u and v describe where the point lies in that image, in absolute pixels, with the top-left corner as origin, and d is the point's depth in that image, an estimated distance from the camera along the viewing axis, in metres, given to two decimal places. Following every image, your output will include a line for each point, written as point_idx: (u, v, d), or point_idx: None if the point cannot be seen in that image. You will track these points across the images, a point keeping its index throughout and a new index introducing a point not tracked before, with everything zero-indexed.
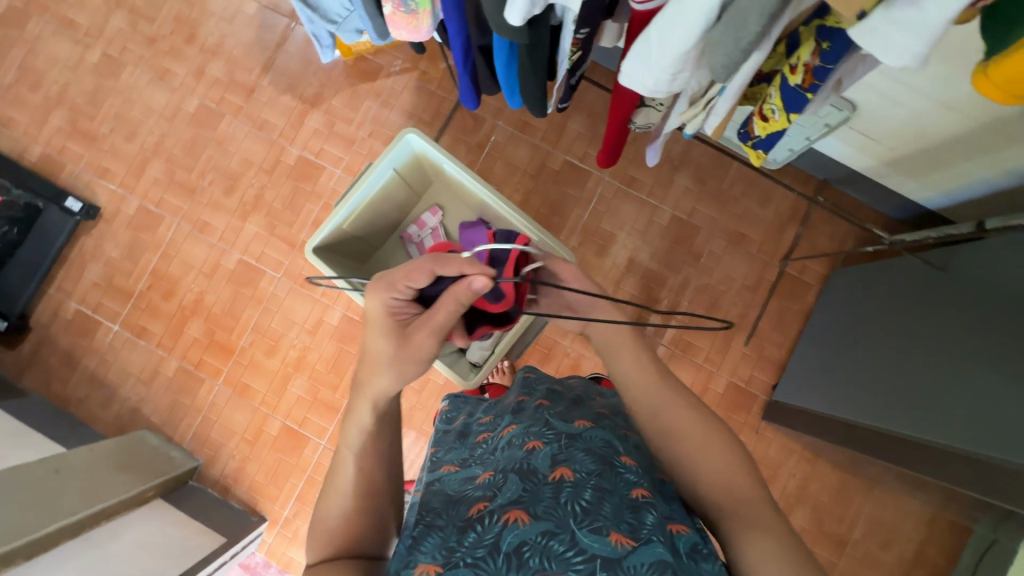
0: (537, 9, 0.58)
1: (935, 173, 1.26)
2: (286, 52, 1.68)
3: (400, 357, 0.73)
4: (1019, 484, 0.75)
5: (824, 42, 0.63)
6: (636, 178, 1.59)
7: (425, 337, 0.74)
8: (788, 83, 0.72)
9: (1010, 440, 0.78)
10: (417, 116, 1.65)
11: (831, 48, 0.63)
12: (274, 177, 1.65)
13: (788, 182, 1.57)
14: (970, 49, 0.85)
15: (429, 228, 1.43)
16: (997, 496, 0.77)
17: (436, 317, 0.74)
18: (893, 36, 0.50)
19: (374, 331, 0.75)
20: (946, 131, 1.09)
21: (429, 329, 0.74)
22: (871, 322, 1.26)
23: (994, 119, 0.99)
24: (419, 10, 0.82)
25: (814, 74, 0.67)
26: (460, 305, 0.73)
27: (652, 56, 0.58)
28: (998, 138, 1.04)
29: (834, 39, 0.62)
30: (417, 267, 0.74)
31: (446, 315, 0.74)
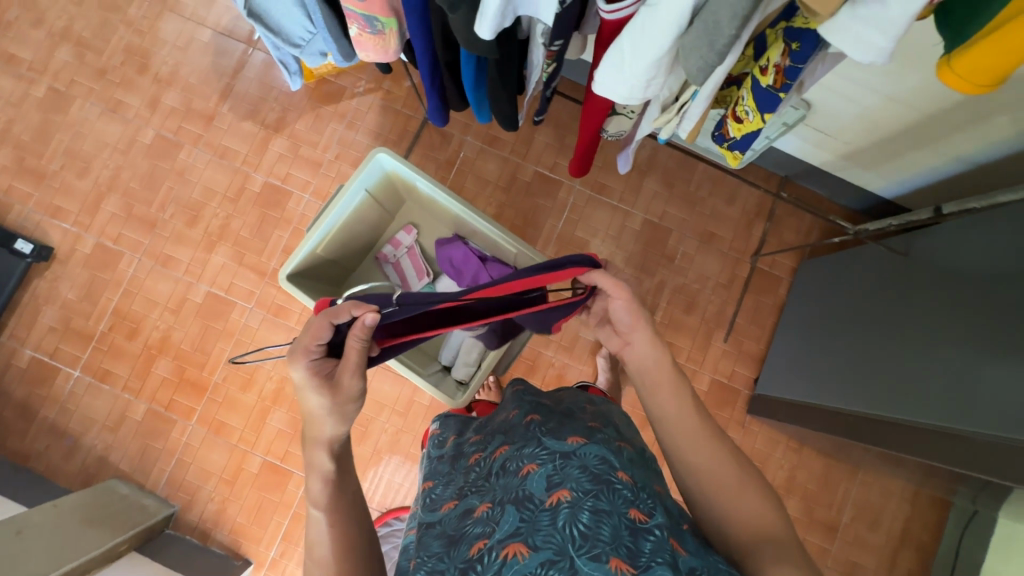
0: (507, 22, 0.57)
1: (893, 163, 1.31)
2: (244, 78, 1.65)
3: (338, 407, 0.71)
4: (996, 458, 0.78)
5: (794, 43, 0.65)
6: (606, 185, 1.62)
7: (351, 379, 0.72)
8: (760, 85, 0.74)
9: (982, 414, 0.82)
10: (384, 136, 1.63)
11: (800, 48, 0.65)
12: (240, 205, 1.61)
13: (752, 179, 1.61)
14: (922, 44, 0.90)
15: (404, 247, 1.41)
16: (975, 469, 0.80)
17: (349, 359, 0.71)
18: (860, 33, 0.52)
19: (304, 395, 0.73)
20: (897, 123, 1.14)
21: (349, 372, 0.72)
22: (843, 311, 1.30)
23: (941, 109, 1.04)
24: (386, 30, 0.81)
25: (786, 75, 0.69)
26: (363, 342, 0.71)
27: (625, 65, 0.59)
28: (946, 127, 1.10)
29: (802, 39, 0.64)
30: (313, 325, 0.72)
31: (357, 353, 0.71)
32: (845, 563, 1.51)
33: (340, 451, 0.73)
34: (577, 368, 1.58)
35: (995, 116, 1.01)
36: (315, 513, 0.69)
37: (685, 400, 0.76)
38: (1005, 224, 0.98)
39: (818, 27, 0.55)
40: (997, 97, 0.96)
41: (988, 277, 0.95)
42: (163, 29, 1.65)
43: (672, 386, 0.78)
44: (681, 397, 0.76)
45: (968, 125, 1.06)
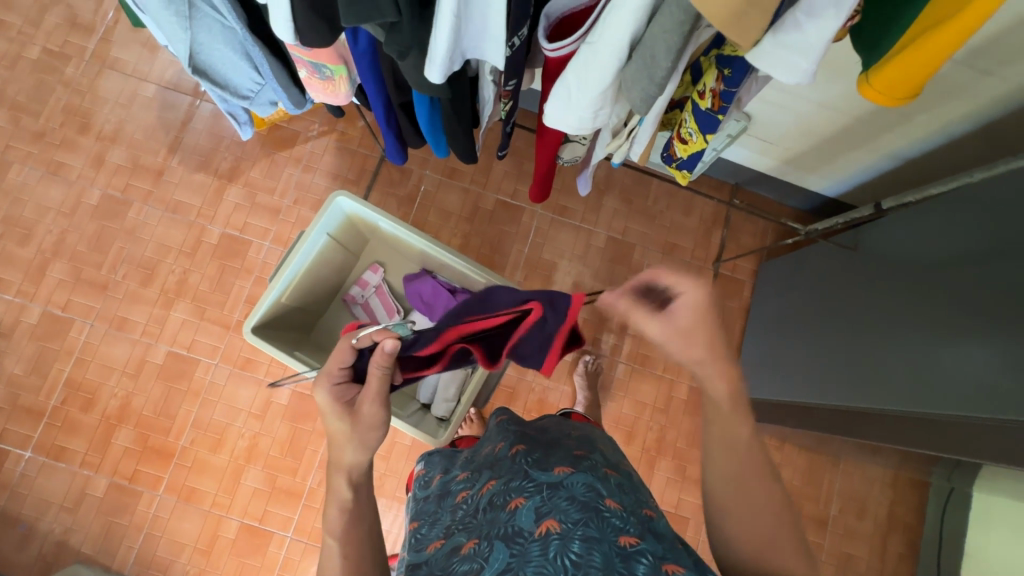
0: (456, 65, 0.56)
1: (832, 163, 1.38)
2: (193, 130, 1.62)
3: (359, 432, 0.70)
4: (966, 435, 0.81)
5: (726, 69, 0.68)
6: (568, 207, 1.65)
7: (371, 407, 0.71)
8: (700, 108, 0.77)
9: (943, 392, 0.86)
10: (342, 176, 1.62)
11: (732, 74, 0.68)
12: (197, 259, 1.56)
13: (705, 190, 1.68)
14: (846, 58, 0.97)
15: (372, 286, 1.40)
16: (952, 451, 0.83)
17: (370, 386, 0.71)
18: (789, 52, 0.54)
19: (326, 419, 0.73)
20: (831, 127, 1.22)
21: (370, 399, 0.71)
22: (804, 308, 1.35)
23: (869, 113, 1.12)
24: (335, 76, 0.81)
25: (722, 98, 0.73)
26: (384, 368, 0.71)
27: (573, 99, 0.61)
28: (875, 128, 1.18)
29: (733, 66, 0.67)
30: (336, 349, 0.74)
31: (377, 380, 0.71)
32: (838, 555, 1.53)
33: (346, 485, 0.70)
34: (558, 390, 1.58)
35: (920, 113, 1.10)
36: (330, 545, 0.66)
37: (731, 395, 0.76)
38: (941, 211, 1.05)
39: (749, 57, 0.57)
40: (920, 96, 1.04)
41: (935, 263, 1.00)
42: (104, 87, 1.62)
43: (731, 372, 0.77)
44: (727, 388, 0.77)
45: (893, 125, 1.15)
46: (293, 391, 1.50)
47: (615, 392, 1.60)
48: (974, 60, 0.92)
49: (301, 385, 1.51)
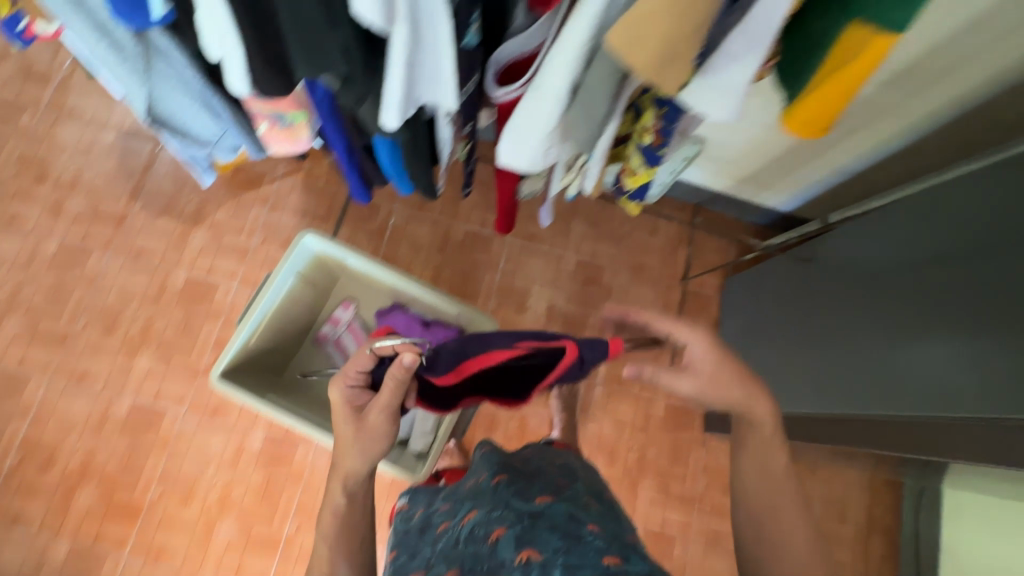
0: (411, 109, 0.56)
1: (785, 180, 1.46)
2: (155, 175, 1.60)
3: (365, 440, 0.76)
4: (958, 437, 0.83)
5: (663, 108, 0.74)
6: (536, 233, 1.68)
7: (378, 416, 0.76)
8: (643, 144, 0.82)
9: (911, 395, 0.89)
10: (310, 214, 1.62)
11: (669, 111, 0.74)
12: (162, 305, 1.53)
13: (667, 211, 1.73)
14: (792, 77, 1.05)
15: (344, 323, 1.39)
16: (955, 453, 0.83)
17: (381, 396, 0.76)
18: (713, 89, 0.56)
19: (337, 416, 0.78)
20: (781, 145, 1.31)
21: (379, 408, 0.76)
22: (769, 320, 1.40)
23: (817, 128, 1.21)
24: (296, 123, 0.83)
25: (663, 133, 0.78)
26: (398, 381, 0.75)
27: (524, 143, 0.57)
28: (821, 144, 1.27)
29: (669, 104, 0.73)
30: (359, 352, 0.80)
31: (387, 392, 0.75)
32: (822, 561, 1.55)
33: None
34: (537, 416, 1.58)
35: (859, 130, 1.19)
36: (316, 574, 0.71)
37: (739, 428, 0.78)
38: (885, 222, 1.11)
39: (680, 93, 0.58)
40: (857, 112, 1.14)
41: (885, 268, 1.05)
42: (61, 136, 1.60)
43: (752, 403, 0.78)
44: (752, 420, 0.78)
45: (836, 141, 1.24)
46: (267, 435, 1.46)
47: (594, 413, 1.61)
48: (903, 79, 1.03)
49: (275, 428, 1.47)
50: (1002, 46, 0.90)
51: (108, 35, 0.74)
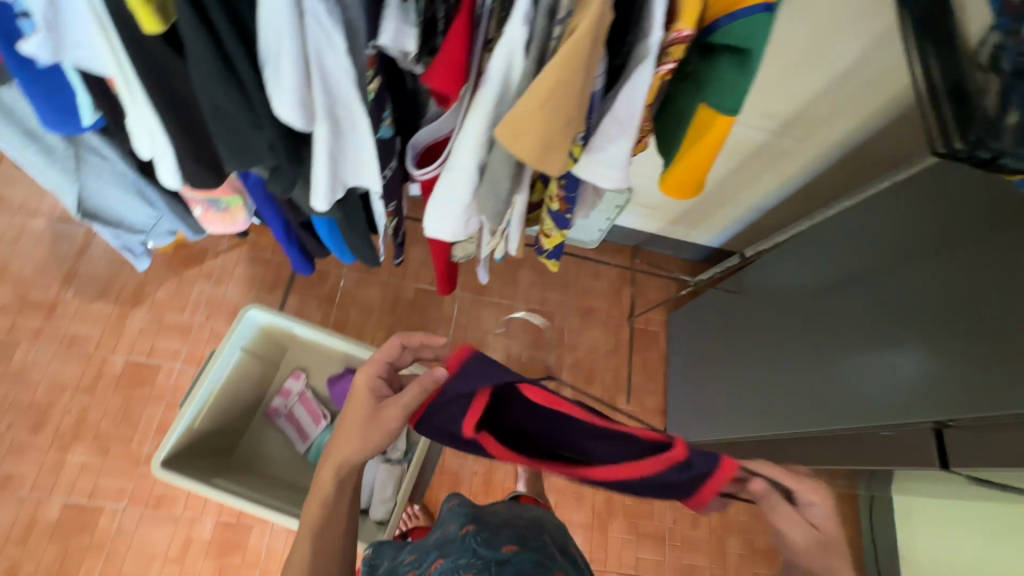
0: (340, 192, 0.60)
1: (712, 218, 1.59)
2: (90, 259, 1.56)
3: (364, 425, 0.66)
4: (897, 449, 0.89)
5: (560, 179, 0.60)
6: (486, 286, 1.73)
7: (392, 415, 0.66)
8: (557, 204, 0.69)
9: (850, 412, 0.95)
10: (256, 286, 1.61)
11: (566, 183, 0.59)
12: (98, 393, 1.46)
13: (608, 255, 1.83)
14: None
15: (295, 394, 1.36)
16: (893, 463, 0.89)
17: (404, 395, 0.66)
18: (588, 163, 0.50)
19: (354, 395, 0.68)
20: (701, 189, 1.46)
21: (398, 408, 0.66)
22: (711, 350, 1.47)
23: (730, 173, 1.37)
24: (232, 207, 0.86)
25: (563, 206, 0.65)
26: (421, 390, 0.66)
27: (440, 215, 0.58)
28: (735, 185, 1.41)
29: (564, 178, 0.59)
30: (387, 342, 0.72)
31: (410, 393, 0.66)
32: None
33: None
34: (502, 469, 1.58)
35: (765, 173, 1.34)
36: None
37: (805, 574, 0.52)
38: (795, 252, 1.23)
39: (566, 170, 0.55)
40: (759, 160, 1.30)
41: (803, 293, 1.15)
42: None
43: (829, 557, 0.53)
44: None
45: (747, 183, 1.39)
46: (218, 521, 1.38)
47: None
48: (790, 130, 1.19)
49: (226, 513, 1.40)
50: (862, 99, 1.06)
51: (37, 139, 0.79)
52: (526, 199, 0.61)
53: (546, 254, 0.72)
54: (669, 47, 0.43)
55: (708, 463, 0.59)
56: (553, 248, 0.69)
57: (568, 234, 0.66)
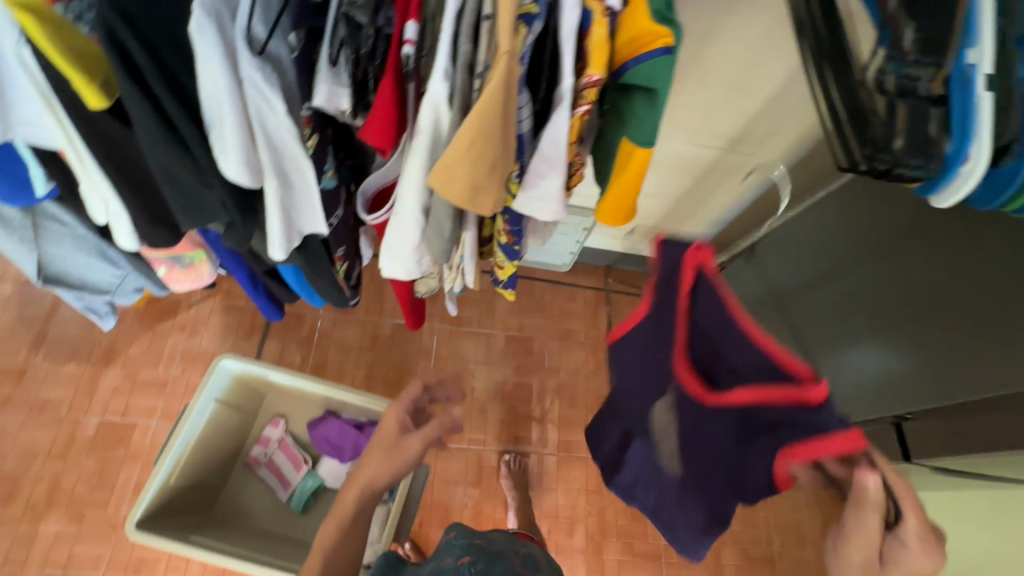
0: (297, 241, 0.62)
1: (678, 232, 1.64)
2: (59, 321, 1.55)
3: (387, 452, 0.74)
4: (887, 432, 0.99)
5: (503, 215, 0.62)
6: (463, 316, 1.74)
7: (415, 441, 0.75)
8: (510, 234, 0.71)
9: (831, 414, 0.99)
10: (232, 334, 1.61)
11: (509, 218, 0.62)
12: (72, 457, 1.42)
13: (581, 276, 1.85)
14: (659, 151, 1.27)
15: (275, 442, 1.35)
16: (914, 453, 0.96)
17: (429, 426, 0.76)
18: (525, 197, 0.54)
19: (384, 421, 0.78)
20: (663, 207, 1.52)
21: (423, 434, 0.76)
22: None
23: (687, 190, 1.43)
24: (195, 261, 0.87)
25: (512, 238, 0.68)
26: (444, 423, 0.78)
27: (392, 256, 0.61)
28: (694, 201, 1.47)
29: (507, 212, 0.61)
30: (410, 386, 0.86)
31: (435, 424, 0.77)
32: None
33: None
34: (492, 500, 1.56)
35: (720, 188, 1.40)
36: None
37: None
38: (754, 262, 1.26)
39: (506, 206, 0.58)
40: (713, 176, 1.36)
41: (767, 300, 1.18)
42: None
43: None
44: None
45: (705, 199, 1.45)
46: None
47: (548, 485, 1.60)
48: (738, 147, 1.25)
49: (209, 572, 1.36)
50: (799, 114, 1.12)
51: None
52: (476, 235, 0.64)
53: (502, 286, 0.73)
54: (583, 91, 0.48)
55: (832, 422, 0.39)
56: (508, 279, 0.71)
57: (521, 264, 0.69)
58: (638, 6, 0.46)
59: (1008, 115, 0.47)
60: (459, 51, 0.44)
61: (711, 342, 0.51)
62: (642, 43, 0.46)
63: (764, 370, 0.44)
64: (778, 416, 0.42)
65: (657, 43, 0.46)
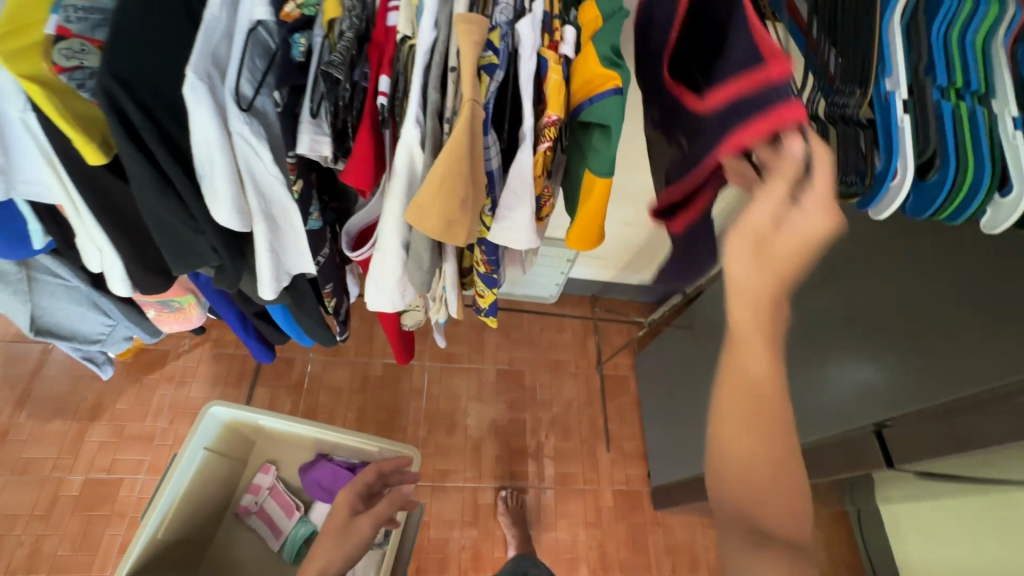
0: (285, 280, 0.64)
1: (657, 259, 1.70)
2: (45, 378, 1.54)
3: (336, 537, 0.85)
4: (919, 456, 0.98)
5: (479, 247, 0.65)
6: (453, 352, 1.75)
7: (366, 522, 0.88)
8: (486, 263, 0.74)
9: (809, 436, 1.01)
10: (221, 382, 1.60)
11: (485, 249, 0.65)
12: (55, 518, 1.39)
13: (567, 307, 1.88)
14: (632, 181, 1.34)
15: (266, 489, 1.33)
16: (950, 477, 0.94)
17: (378, 508, 0.90)
18: (499, 229, 0.58)
19: (341, 501, 0.92)
20: (642, 235, 1.58)
21: (371, 517, 0.89)
22: (677, 388, 1.51)
23: None
24: (185, 305, 0.89)
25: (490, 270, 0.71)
26: (393, 502, 0.93)
27: (378, 290, 0.64)
28: None
29: (482, 244, 0.65)
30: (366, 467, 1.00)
31: (385, 505, 0.92)
32: None
33: None
34: (489, 539, 1.53)
35: None
36: None
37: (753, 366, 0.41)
38: None
39: (482, 237, 0.62)
40: None
41: None
42: None
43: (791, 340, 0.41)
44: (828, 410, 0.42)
45: None
46: None
47: (547, 520, 1.58)
48: None
49: None
50: None
51: None
52: (456, 266, 0.67)
53: (483, 313, 0.75)
54: (543, 129, 0.53)
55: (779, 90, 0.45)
56: (488, 307, 0.74)
57: (499, 292, 0.72)
58: (588, 54, 0.52)
59: (926, 133, 0.53)
60: (429, 100, 0.48)
61: (713, 57, 0.54)
62: (595, 84, 0.51)
63: (745, 65, 0.48)
64: (737, 100, 0.48)
65: (607, 84, 0.51)
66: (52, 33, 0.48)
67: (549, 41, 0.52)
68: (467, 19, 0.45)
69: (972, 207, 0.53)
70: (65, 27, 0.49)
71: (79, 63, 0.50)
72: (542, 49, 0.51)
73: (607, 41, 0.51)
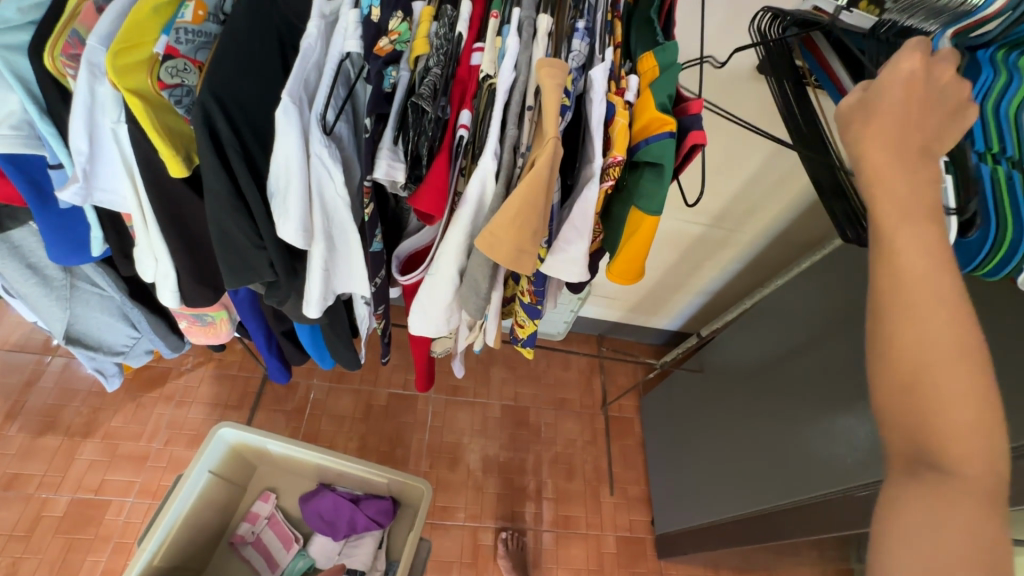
0: (330, 300, 0.64)
1: (669, 302, 1.72)
2: (39, 390, 1.50)
3: None
4: None
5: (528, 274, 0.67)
6: (459, 385, 1.73)
7: None
8: (524, 302, 0.71)
9: None
10: (222, 404, 1.57)
11: (533, 278, 0.67)
12: (34, 541, 1.32)
13: (575, 346, 1.88)
14: None
15: (264, 518, 1.29)
16: None
17: None
18: (554, 261, 0.60)
19: None
20: (654, 278, 1.60)
21: None
22: (686, 432, 1.49)
23: (675, 262, 1.53)
24: (216, 320, 0.89)
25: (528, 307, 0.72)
26: None
27: (428, 311, 0.65)
28: (683, 271, 1.57)
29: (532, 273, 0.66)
30: None
31: None
32: None
33: None
34: None
35: (707, 259, 1.51)
36: None
37: (892, 327, 0.41)
38: (748, 327, 1.29)
39: (535, 267, 0.64)
40: (700, 246, 1.47)
41: (759, 368, 1.20)
42: None
43: (933, 304, 0.40)
44: (941, 400, 0.38)
45: (694, 268, 1.55)
46: None
47: (546, 565, 1.52)
48: (724, 221, 1.37)
49: None
50: (780, 190, 1.25)
51: (38, 272, 0.85)
52: (503, 294, 0.67)
53: (521, 344, 0.77)
54: (607, 168, 0.54)
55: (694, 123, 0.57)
56: (526, 337, 0.75)
57: (540, 323, 0.73)
58: (646, 100, 0.55)
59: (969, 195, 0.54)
60: (507, 135, 0.51)
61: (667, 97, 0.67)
62: (650, 127, 0.54)
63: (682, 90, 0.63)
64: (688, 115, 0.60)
65: (662, 127, 0.53)
66: (162, 53, 0.52)
67: (616, 87, 0.55)
68: (549, 63, 0.47)
69: (1012, 262, 0.55)
70: (173, 47, 0.53)
71: (180, 82, 0.54)
72: (610, 95, 0.54)
73: (664, 92, 0.55)
